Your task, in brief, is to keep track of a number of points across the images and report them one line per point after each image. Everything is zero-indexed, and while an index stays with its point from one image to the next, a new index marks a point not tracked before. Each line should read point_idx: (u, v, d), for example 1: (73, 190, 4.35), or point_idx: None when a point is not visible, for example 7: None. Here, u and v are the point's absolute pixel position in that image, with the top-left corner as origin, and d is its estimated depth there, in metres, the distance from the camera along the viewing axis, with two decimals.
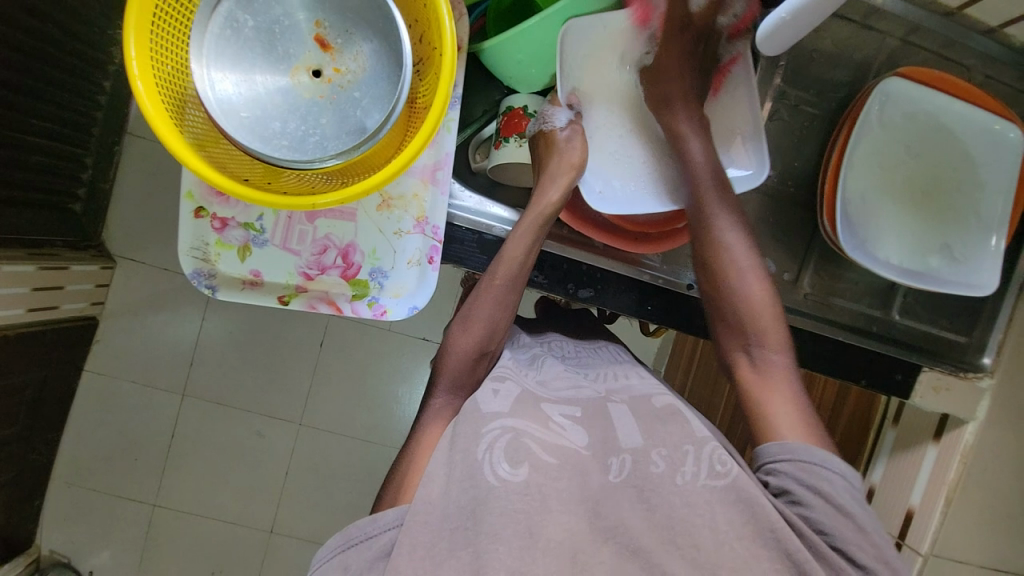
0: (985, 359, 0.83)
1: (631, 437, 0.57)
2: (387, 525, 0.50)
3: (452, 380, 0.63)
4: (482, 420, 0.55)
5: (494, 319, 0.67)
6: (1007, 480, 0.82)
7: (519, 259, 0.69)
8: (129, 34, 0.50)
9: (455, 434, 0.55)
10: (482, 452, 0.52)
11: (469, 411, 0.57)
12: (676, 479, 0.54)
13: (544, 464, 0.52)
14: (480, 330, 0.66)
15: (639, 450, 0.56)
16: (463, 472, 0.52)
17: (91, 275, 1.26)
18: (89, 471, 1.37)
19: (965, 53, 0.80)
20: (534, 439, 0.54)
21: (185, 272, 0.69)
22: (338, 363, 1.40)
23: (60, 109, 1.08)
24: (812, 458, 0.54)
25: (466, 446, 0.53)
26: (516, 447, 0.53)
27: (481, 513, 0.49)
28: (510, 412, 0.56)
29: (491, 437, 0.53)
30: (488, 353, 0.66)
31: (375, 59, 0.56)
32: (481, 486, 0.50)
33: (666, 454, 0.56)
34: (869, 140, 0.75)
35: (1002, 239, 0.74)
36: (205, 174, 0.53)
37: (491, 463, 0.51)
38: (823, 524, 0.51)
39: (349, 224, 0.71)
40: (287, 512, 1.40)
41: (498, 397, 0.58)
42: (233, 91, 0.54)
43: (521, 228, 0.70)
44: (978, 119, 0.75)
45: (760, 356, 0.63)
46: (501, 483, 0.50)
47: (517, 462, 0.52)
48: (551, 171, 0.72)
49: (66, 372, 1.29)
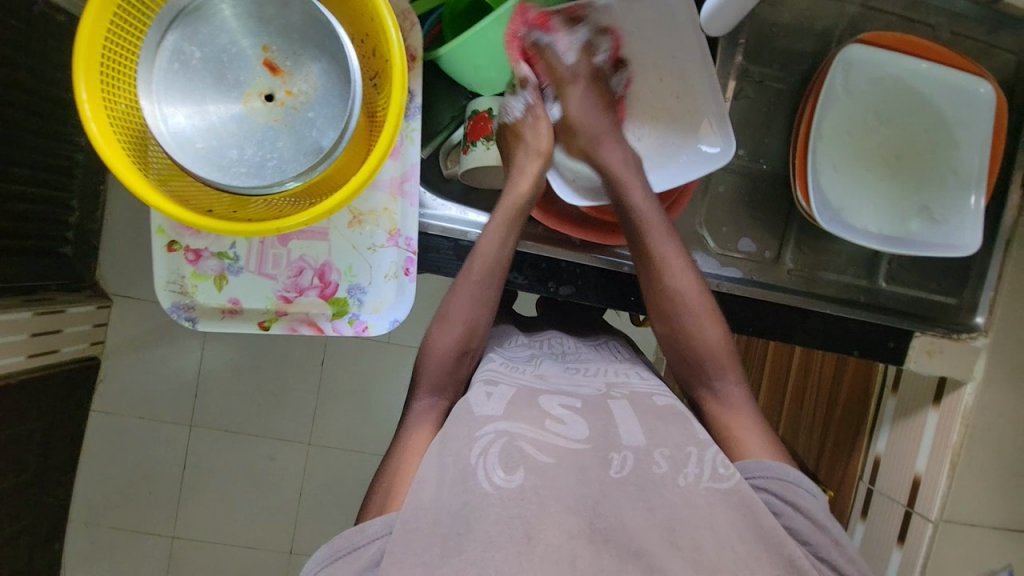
0: (978, 319, 0.82)
1: (632, 434, 0.56)
2: (376, 535, 0.50)
3: (432, 382, 0.63)
4: (475, 423, 0.55)
5: (473, 317, 0.65)
6: (1011, 438, 0.81)
7: (493, 252, 0.66)
8: (78, 79, 0.51)
9: (445, 437, 0.55)
10: (475, 457, 0.51)
11: (461, 414, 0.57)
12: (678, 480, 0.52)
13: (540, 464, 0.51)
14: (460, 330, 0.65)
15: (641, 448, 0.54)
16: (456, 476, 0.51)
17: (88, 316, 1.26)
18: (106, 509, 1.38)
19: (929, 12, 0.79)
20: (528, 441, 0.53)
21: (163, 307, 0.70)
22: (340, 381, 1.40)
23: (42, 155, 1.08)
24: (786, 477, 0.54)
25: (459, 449, 0.53)
26: (510, 452, 0.52)
27: (474, 519, 0.47)
28: (504, 416, 0.55)
29: (484, 442, 0.52)
30: (470, 351, 0.65)
31: (325, 77, 0.56)
32: (474, 491, 0.49)
33: (669, 453, 0.54)
34: (835, 109, 0.75)
35: (981, 196, 0.73)
36: (167, 209, 0.53)
37: (485, 469, 0.50)
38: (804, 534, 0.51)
39: (322, 244, 0.70)
40: (304, 533, 1.41)
41: (490, 399, 0.58)
42: (188, 124, 0.54)
43: (495, 219, 0.67)
44: (945, 78, 0.74)
45: (720, 390, 0.62)
46: (496, 489, 0.49)
47: (512, 468, 0.50)
48: (517, 165, 0.69)
49: (72, 413, 1.29)
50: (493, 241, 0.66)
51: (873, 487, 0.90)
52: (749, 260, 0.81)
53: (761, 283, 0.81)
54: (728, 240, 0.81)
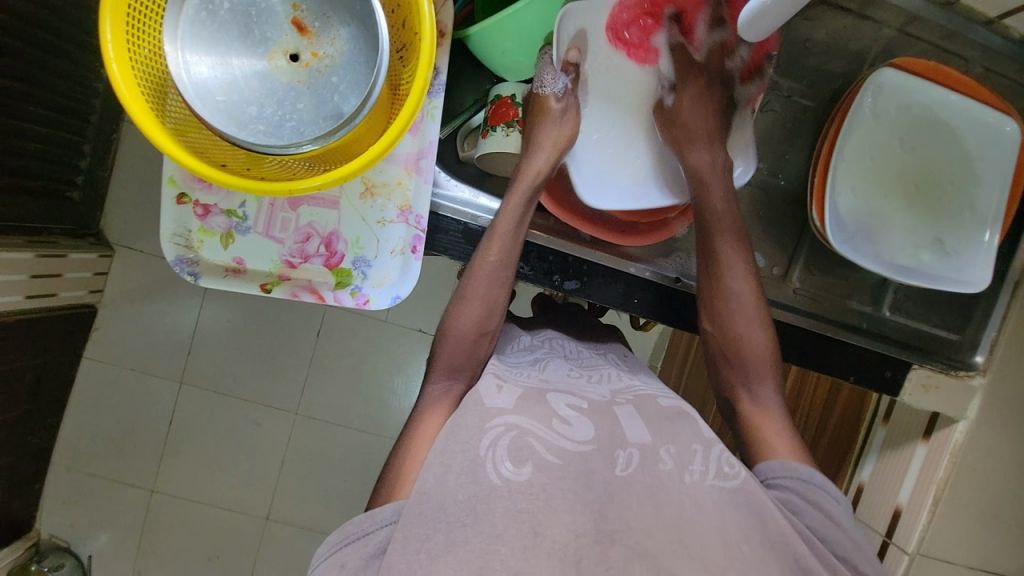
0: (977, 357, 0.82)
1: (639, 434, 0.56)
2: (384, 522, 0.50)
3: (449, 364, 0.63)
4: (485, 414, 0.54)
5: (490, 296, 0.66)
6: (998, 481, 0.81)
7: (511, 229, 0.67)
8: (104, 16, 0.50)
9: (455, 425, 0.54)
10: (485, 448, 0.51)
11: (472, 403, 0.57)
12: (685, 478, 0.53)
13: (548, 463, 0.51)
14: (480, 309, 0.66)
15: (648, 447, 0.55)
16: (464, 465, 0.50)
17: (90, 263, 1.26)
18: (89, 457, 1.38)
19: (967, 44, 0.78)
20: (536, 438, 0.53)
21: (167, 259, 0.69)
22: (334, 354, 1.41)
23: (59, 96, 1.07)
24: (812, 479, 0.55)
25: (467, 441, 0.52)
26: (519, 446, 0.51)
27: (482, 512, 0.47)
28: (514, 409, 0.55)
29: (494, 434, 0.52)
30: (488, 331, 0.66)
31: (353, 43, 0.56)
32: (483, 483, 0.49)
33: (675, 452, 0.55)
34: (860, 132, 0.74)
35: (996, 234, 0.73)
36: (181, 158, 0.53)
37: (494, 461, 0.50)
38: (820, 530, 0.52)
39: (332, 212, 0.70)
40: (283, 501, 1.41)
41: (501, 392, 0.58)
42: (209, 74, 0.54)
43: (510, 196, 0.68)
44: (974, 111, 0.73)
45: (757, 393, 0.63)
46: (504, 482, 0.49)
47: (521, 461, 0.50)
48: (538, 141, 0.70)
49: (65, 358, 1.29)
50: (511, 217, 0.67)
51: (853, 514, 0.91)
52: (757, 275, 0.81)
53: (765, 299, 0.80)
54: None
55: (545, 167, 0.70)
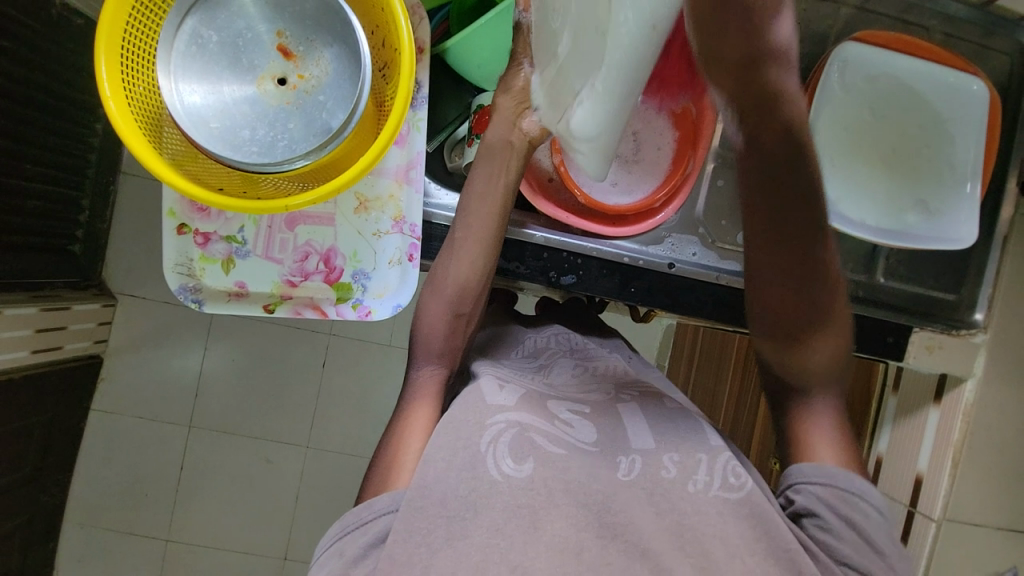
0: (977, 315, 0.82)
1: (642, 438, 0.56)
2: (382, 511, 0.50)
3: (430, 349, 0.65)
4: (486, 411, 0.55)
5: (464, 277, 0.67)
6: (1014, 438, 0.81)
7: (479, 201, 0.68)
8: (99, 56, 0.52)
9: (453, 420, 0.54)
10: (485, 445, 0.51)
11: (473, 400, 0.57)
12: (688, 486, 0.53)
13: (551, 456, 0.52)
14: (451, 292, 0.67)
15: (650, 453, 0.55)
16: (466, 460, 0.50)
17: (93, 314, 1.28)
18: (102, 510, 1.37)
19: (926, 15, 0.82)
20: (539, 434, 0.54)
21: (170, 288, 0.71)
22: (340, 383, 1.41)
23: (56, 154, 1.11)
24: (843, 488, 0.53)
25: (469, 435, 0.52)
26: (520, 443, 0.52)
27: (481, 506, 0.48)
28: (515, 407, 0.56)
29: (495, 431, 0.53)
30: (463, 315, 0.67)
31: (337, 62, 0.58)
32: (482, 478, 0.49)
33: (678, 459, 0.54)
34: (832, 105, 0.76)
35: (977, 184, 0.75)
36: (179, 185, 0.55)
37: (495, 457, 0.51)
38: (845, 546, 0.51)
39: (328, 229, 0.72)
40: (299, 538, 1.39)
41: (502, 391, 0.58)
42: (202, 103, 0.56)
43: (478, 169, 0.69)
44: (936, 75, 0.76)
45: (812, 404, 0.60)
46: (504, 478, 0.49)
47: (522, 458, 0.51)
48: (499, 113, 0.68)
49: (73, 411, 1.29)
50: (474, 191, 0.68)
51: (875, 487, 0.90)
52: None
53: None
54: (726, 234, 0.83)
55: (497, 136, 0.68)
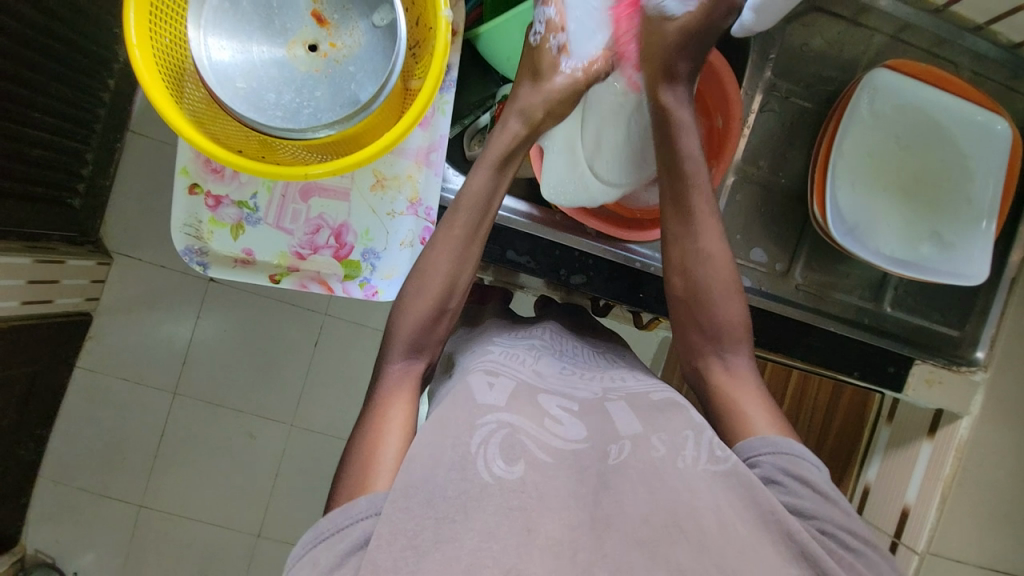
0: (979, 354, 0.82)
1: (630, 425, 0.57)
2: (361, 515, 0.49)
3: (408, 344, 0.63)
4: (476, 411, 0.53)
5: (454, 271, 0.65)
6: (1004, 479, 0.81)
7: (480, 195, 0.65)
8: (128, 5, 0.51)
9: (443, 416, 0.54)
10: (476, 445, 0.50)
11: (462, 399, 0.55)
12: (677, 463, 0.52)
13: (539, 462, 0.51)
14: (439, 289, 0.64)
15: (638, 436, 0.55)
16: (455, 460, 0.49)
17: (87, 271, 1.25)
18: (78, 470, 1.35)
19: (956, 51, 0.82)
20: (530, 437, 0.53)
21: (176, 248, 0.70)
22: (333, 363, 1.39)
23: (64, 104, 1.09)
24: (790, 450, 0.55)
25: (457, 436, 0.51)
26: (511, 444, 0.51)
27: (472, 509, 0.46)
28: (505, 407, 0.55)
29: (485, 431, 0.51)
30: (448, 310, 0.65)
31: (371, 35, 0.57)
32: (473, 480, 0.48)
33: (667, 437, 0.55)
34: (859, 130, 0.76)
35: (992, 223, 0.75)
36: (199, 144, 0.54)
37: (486, 459, 0.49)
38: (809, 508, 0.51)
39: (343, 204, 0.71)
40: (276, 515, 1.38)
41: (492, 389, 0.57)
42: (230, 61, 0.55)
43: (476, 168, 0.66)
44: (963, 109, 0.76)
45: (730, 362, 0.63)
46: (496, 480, 0.48)
47: (513, 460, 0.50)
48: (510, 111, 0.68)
49: (58, 367, 1.27)
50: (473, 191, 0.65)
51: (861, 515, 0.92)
52: (760, 271, 0.82)
53: (768, 294, 0.81)
54: (740, 249, 0.82)
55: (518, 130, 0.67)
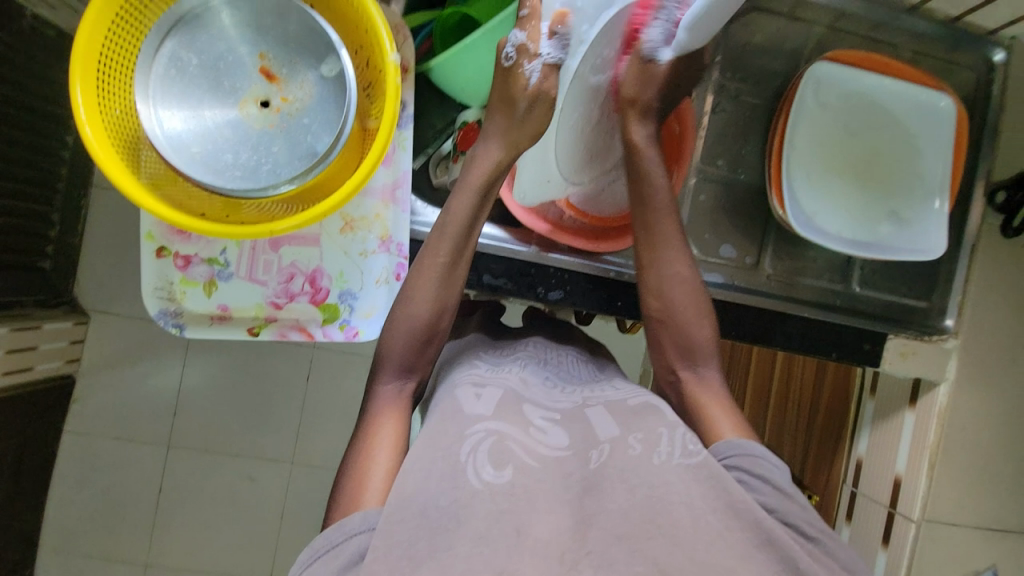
0: (948, 321, 0.85)
1: (607, 428, 0.57)
2: (354, 531, 0.50)
3: (398, 366, 0.64)
4: (465, 421, 0.55)
5: (439, 296, 0.65)
6: (986, 438, 0.84)
7: (464, 217, 0.66)
8: (74, 85, 0.51)
9: (435, 431, 0.54)
10: (466, 454, 0.51)
11: (452, 412, 0.57)
12: (653, 458, 0.52)
13: (527, 466, 0.52)
14: (428, 311, 0.65)
15: (616, 439, 0.55)
16: (445, 470, 0.50)
17: (65, 332, 1.23)
18: (78, 535, 1.32)
19: (893, 33, 0.85)
20: (517, 443, 0.54)
21: (150, 312, 0.69)
22: (326, 397, 1.38)
23: (25, 169, 1.07)
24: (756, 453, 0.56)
25: (447, 445, 0.52)
26: (499, 450, 0.52)
27: (465, 516, 0.46)
28: (493, 416, 0.56)
29: (474, 440, 0.52)
30: (437, 334, 0.66)
31: (321, 85, 0.58)
32: (463, 487, 0.49)
33: (642, 437, 0.55)
34: (808, 121, 0.79)
35: (944, 201, 0.78)
36: (160, 212, 0.54)
37: (475, 466, 0.50)
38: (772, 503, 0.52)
39: (314, 249, 0.71)
40: (285, 557, 1.36)
41: (480, 400, 0.58)
42: (184, 128, 0.56)
43: (457, 193, 0.67)
44: (905, 91, 0.79)
45: (701, 371, 0.65)
46: (485, 485, 0.49)
47: (501, 464, 0.51)
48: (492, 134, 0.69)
49: (44, 434, 1.25)
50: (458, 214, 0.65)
51: (855, 490, 0.94)
52: (730, 266, 0.84)
53: (740, 287, 0.84)
54: (709, 247, 0.84)
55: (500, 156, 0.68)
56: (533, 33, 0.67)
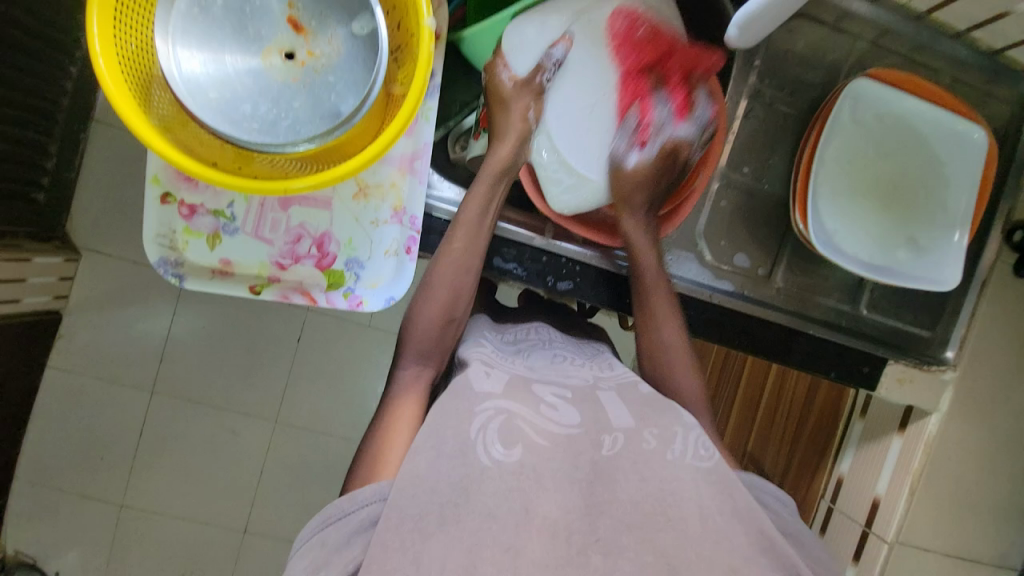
0: (948, 352, 0.85)
1: (621, 417, 0.57)
2: (366, 502, 0.49)
3: (418, 349, 0.64)
4: (475, 398, 0.53)
5: (456, 282, 0.66)
6: (968, 471, 0.86)
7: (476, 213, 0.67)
8: (91, 11, 0.48)
9: (439, 409, 0.53)
10: (475, 431, 0.50)
11: (461, 389, 0.55)
12: (668, 455, 0.53)
13: (536, 444, 0.51)
14: (444, 297, 0.66)
15: (631, 430, 0.55)
16: (456, 447, 0.49)
17: (55, 267, 1.20)
18: (55, 471, 1.32)
19: (935, 56, 0.83)
20: (526, 423, 0.53)
21: (149, 259, 0.67)
22: (316, 360, 1.37)
23: (26, 95, 1.02)
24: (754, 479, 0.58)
25: (457, 423, 0.51)
26: (508, 429, 0.51)
27: (473, 491, 0.47)
28: (502, 394, 0.55)
29: (482, 418, 0.51)
30: (455, 319, 0.66)
31: (350, 43, 0.55)
32: (473, 465, 0.48)
33: (658, 432, 0.55)
34: (840, 137, 0.77)
35: (964, 235, 0.77)
36: (170, 157, 0.51)
37: (484, 444, 0.50)
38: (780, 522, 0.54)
39: (324, 213, 0.69)
40: (261, 513, 1.37)
41: (489, 377, 0.57)
42: (201, 71, 0.53)
43: (476, 181, 0.68)
44: (943, 117, 0.77)
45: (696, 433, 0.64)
46: (494, 464, 0.48)
47: (511, 443, 0.50)
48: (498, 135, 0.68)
49: (28, 367, 1.23)
50: (475, 205, 0.67)
51: (832, 506, 0.97)
52: (742, 275, 0.83)
53: (749, 297, 0.83)
54: (723, 254, 0.83)
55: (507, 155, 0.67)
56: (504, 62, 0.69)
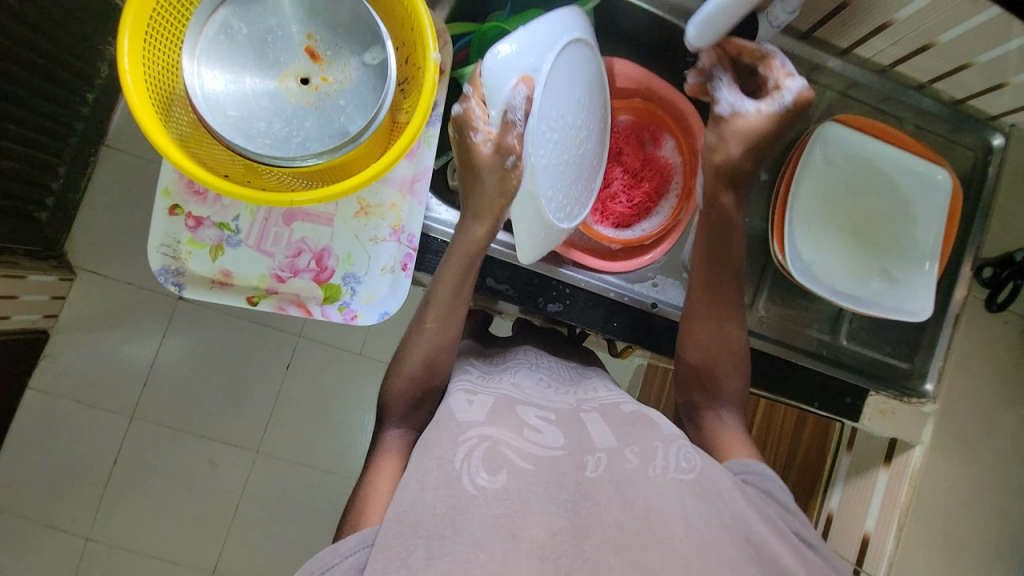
0: (927, 385, 0.87)
1: (605, 438, 0.57)
2: (349, 551, 0.50)
3: (401, 414, 0.65)
4: (458, 429, 0.54)
5: (433, 353, 0.66)
6: (956, 506, 0.85)
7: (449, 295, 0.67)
8: (124, 34, 0.53)
9: (427, 442, 0.54)
10: (460, 460, 0.51)
11: (443, 420, 0.56)
12: (648, 473, 0.53)
13: (520, 469, 0.52)
14: (418, 372, 0.65)
15: (613, 450, 0.55)
16: (440, 479, 0.50)
17: (49, 287, 1.21)
18: (23, 497, 1.26)
19: (899, 106, 0.90)
20: (512, 448, 0.53)
21: (151, 268, 0.69)
22: (304, 387, 1.36)
23: (40, 118, 1.07)
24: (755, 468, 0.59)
25: (441, 454, 0.52)
26: (493, 456, 0.52)
27: (461, 523, 0.47)
28: (487, 421, 0.56)
29: (468, 446, 0.52)
30: (433, 390, 0.66)
31: (361, 71, 0.60)
32: (459, 495, 0.49)
33: (639, 450, 0.55)
34: (814, 176, 0.83)
35: (934, 264, 0.81)
36: (185, 167, 0.55)
37: (469, 472, 0.50)
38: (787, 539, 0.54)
39: (326, 229, 0.72)
40: (235, 548, 1.31)
41: (471, 406, 0.58)
42: (222, 90, 0.57)
43: (445, 265, 0.68)
44: (908, 159, 0.83)
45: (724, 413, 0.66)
46: (480, 491, 0.49)
47: (495, 470, 0.51)
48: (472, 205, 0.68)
49: (9, 387, 1.21)
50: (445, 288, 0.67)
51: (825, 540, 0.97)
52: None
53: None
54: None
55: (481, 234, 0.68)
56: (479, 114, 0.66)
